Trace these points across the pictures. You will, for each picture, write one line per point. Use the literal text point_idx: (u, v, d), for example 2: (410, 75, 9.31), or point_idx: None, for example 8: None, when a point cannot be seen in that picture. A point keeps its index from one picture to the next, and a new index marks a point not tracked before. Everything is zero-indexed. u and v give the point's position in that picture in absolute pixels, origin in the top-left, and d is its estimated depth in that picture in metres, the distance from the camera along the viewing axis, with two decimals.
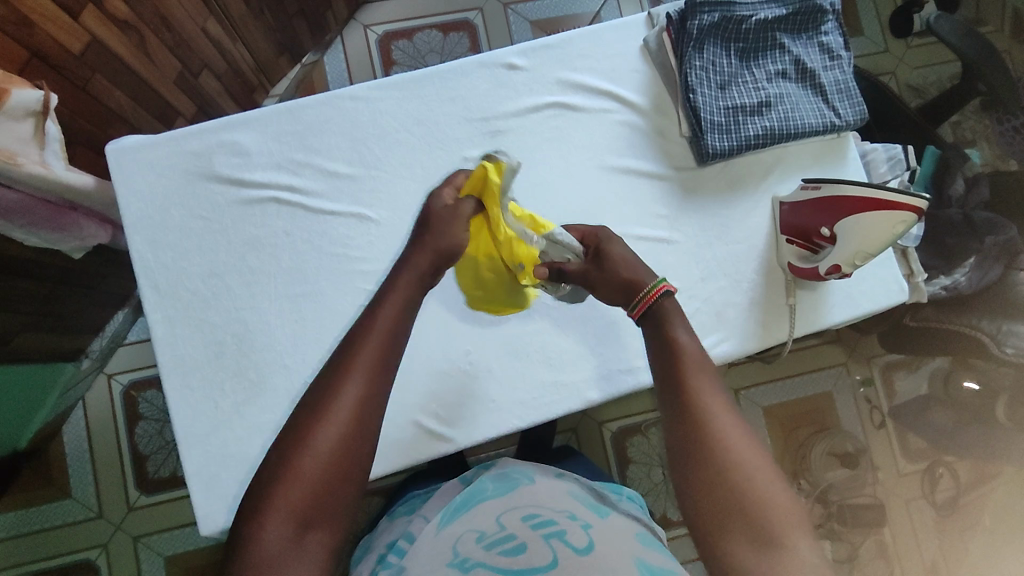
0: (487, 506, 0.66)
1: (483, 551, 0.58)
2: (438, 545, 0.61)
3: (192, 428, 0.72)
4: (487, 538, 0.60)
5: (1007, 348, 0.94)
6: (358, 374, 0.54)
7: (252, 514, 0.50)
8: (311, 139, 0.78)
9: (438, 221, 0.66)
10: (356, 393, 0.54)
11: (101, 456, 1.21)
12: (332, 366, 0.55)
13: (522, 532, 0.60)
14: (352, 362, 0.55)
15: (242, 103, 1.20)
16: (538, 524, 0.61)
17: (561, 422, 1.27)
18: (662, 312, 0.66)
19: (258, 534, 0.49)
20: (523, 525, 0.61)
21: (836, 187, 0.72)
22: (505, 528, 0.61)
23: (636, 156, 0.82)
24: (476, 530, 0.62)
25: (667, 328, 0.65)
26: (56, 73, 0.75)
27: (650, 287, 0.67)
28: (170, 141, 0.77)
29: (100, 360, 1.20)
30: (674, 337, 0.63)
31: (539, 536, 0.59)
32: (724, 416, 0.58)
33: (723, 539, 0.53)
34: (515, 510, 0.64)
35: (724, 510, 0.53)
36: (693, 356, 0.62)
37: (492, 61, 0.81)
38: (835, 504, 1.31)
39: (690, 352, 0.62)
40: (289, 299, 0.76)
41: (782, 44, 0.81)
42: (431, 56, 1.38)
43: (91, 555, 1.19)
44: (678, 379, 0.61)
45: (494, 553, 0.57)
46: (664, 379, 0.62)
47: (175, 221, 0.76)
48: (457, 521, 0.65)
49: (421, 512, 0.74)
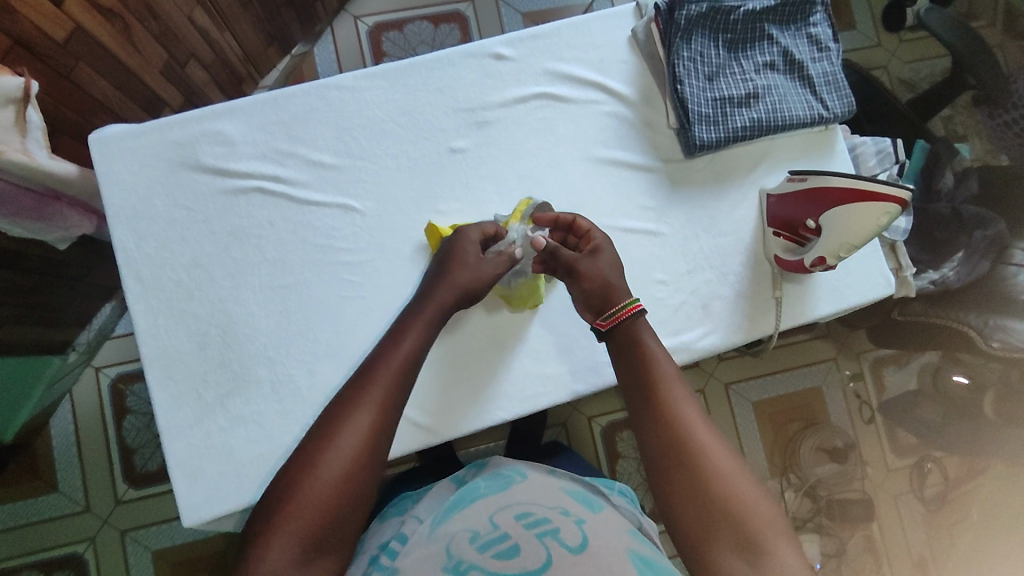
0: (480, 504, 0.65)
1: (476, 553, 0.58)
2: (432, 545, 0.61)
3: (176, 420, 0.72)
4: (480, 539, 0.59)
5: (993, 342, 0.93)
6: (364, 411, 0.61)
7: (262, 535, 0.55)
8: (296, 129, 0.78)
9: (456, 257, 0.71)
10: (363, 426, 0.60)
11: (89, 450, 1.20)
12: (343, 404, 0.61)
13: (515, 532, 0.60)
14: (360, 399, 0.61)
15: (230, 94, 1.19)
16: (531, 522, 0.60)
17: (551, 417, 1.27)
18: (633, 327, 0.68)
19: (264, 557, 0.53)
20: (517, 524, 0.60)
21: (823, 178, 0.72)
22: (498, 528, 0.60)
23: (623, 147, 0.82)
24: (470, 529, 0.61)
25: (638, 337, 0.67)
26: (40, 61, 0.74)
27: (623, 304, 0.69)
28: (156, 130, 0.76)
29: (88, 352, 1.19)
30: (642, 343, 0.67)
31: (531, 535, 0.59)
32: (699, 428, 0.61)
33: (710, 549, 0.55)
34: (508, 508, 0.63)
35: (708, 520, 0.56)
36: (666, 372, 0.65)
37: (478, 51, 0.80)
38: (823, 499, 1.31)
39: (661, 367, 0.65)
40: (273, 290, 0.75)
41: (770, 35, 0.81)
42: (422, 48, 1.37)
43: (78, 549, 1.18)
44: (651, 395, 0.63)
45: (489, 556, 0.57)
46: (633, 397, 0.65)
47: (158, 211, 0.76)
48: (451, 519, 0.64)
49: (413, 512, 0.71)
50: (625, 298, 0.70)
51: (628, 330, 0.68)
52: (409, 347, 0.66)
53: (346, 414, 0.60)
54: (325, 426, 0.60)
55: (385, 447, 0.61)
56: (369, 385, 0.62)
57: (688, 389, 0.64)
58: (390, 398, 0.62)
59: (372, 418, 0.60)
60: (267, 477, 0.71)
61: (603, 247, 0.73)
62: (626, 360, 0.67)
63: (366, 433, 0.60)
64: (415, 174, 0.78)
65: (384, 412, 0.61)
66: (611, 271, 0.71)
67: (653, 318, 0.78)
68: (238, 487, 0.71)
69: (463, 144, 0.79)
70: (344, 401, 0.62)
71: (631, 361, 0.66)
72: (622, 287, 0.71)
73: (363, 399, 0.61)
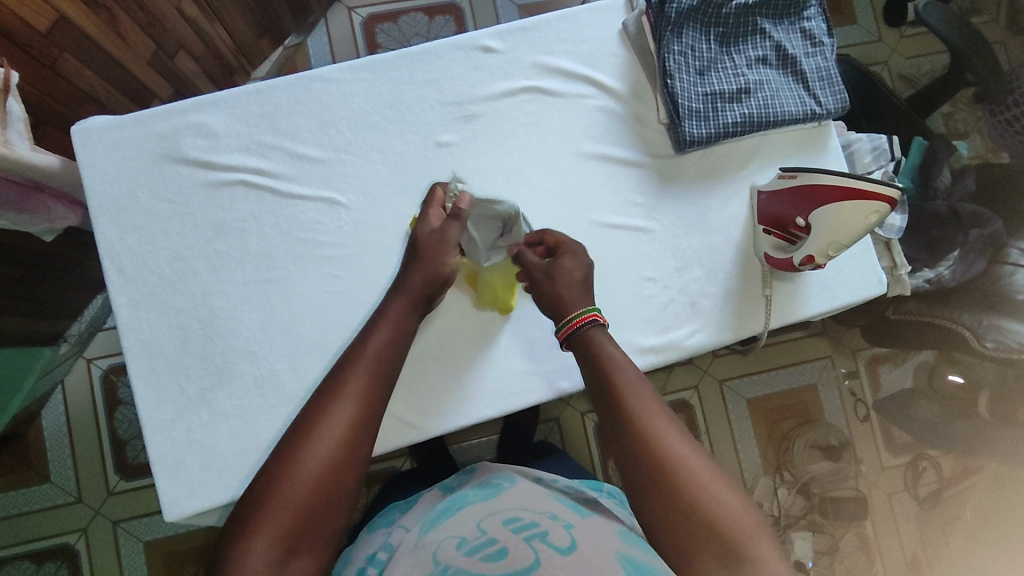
0: (466, 511, 0.63)
1: (463, 559, 0.54)
2: (419, 554, 0.58)
3: (157, 414, 0.72)
4: (468, 544, 0.56)
5: (987, 342, 0.92)
6: (343, 409, 0.60)
7: (240, 534, 0.54)
8: (281, 121, 0.77)
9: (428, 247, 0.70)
10: (343, 420, 0.59)
11: (81, 441, 1.20)
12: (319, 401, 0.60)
13: (503, 536, 0.56)
14: (334, 396, 0.61)
15: (222, 85, 1.18)
16: (520, 527, 0.58)
17: (543, 412, 1.26)
18: (590, 336, 0.67)
19: (244, 556, 0.52)
20: (504, 529, 0.58)
21: (813, 176, 0.71)
22: (486, 533, 0.58)
23: (612, 142, 0.81)
24: (457, 535, 0.58)
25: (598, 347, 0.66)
26: (23, 51, 0.74)
27: (577, 314, 0.68)
28: (137, 123, 0.76)
29: (79, 344, 1.19)
30: (604, 349, 0.65)
31: (520, 538, 0.56)
32: (670, 433, 0.59)
33: (692, 553, 0.54)
34: (498, 513, 0.61)
35: (687, 525, 0.55)
36: (633, 377, 0.63)
37: (466, 43, 0.79)
38: (817, 496, 1.30)
39: (626, 373, 0.63)
40: (256, 285, 0.74)
41: (763, 29, 0.80)
42: (417, 40, 1.36)
43: (70, 539, 1.18)
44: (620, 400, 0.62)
45: (476, 559, 0.53)
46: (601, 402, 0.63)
47: (140, 204, 0.75)
48: (437, 527, 0.62)
49: (400, 521, 0.70)
50: (582, 307, 0.69)
51: (589, 335, 0.67)
52: (381, 344, 0.65)
53: (323, 413, 0.59)
54: (303, 423, 0.59)
55: (367, 443, 0.60)
56: (346, 378, 0.62)
57: (656, 393, 0.62)
58: (369, 393, 0.62)
59: (350, 413, 0.60)
60: (250, 472, 0.71)
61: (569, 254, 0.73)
62: (591, 366, 0.65)
63: (345, 426, 0.59)
64: (401, 168, 0.78)
65: (363, 405, 0.61)
66: (568, 283, 0.70)
67: (640, 316, 0.77)
68: (220, 483, 0.71)
69: (450, 138, 0.78)
70: (321, 397, 0.61)
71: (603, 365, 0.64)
72: (584, 297, 0.70)
73: (341, 393, 0.61)
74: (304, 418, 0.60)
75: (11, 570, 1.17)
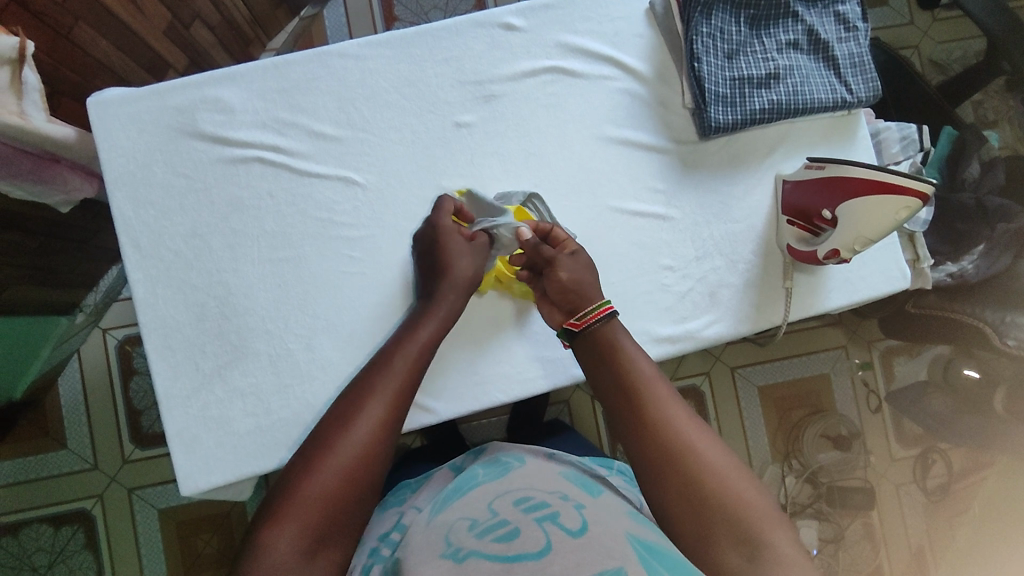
0: (479, 491, 0.63)
1: (474, 541, 0.54)
2: (430, 535, 0.57)
3: (172, 389, 0.72)
4: (479, 525, 0.56)
5: (1009, 340, 0.90)
6: (374, 408, 0.61)
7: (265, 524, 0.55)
8: (298, 98, 0.76)
9: (447, 237, 0.71)
10: (375, 417, 0.60)
11: (98, 409, 1.22)
12: (355, 396, 0.61)
13: (514, 517, 0.56)
14: (370, 392, 0.62)
15: (237, 56, 1.17)
16: (530, 508, 0.57)
17: (553, 395, 1.26)
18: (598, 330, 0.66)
19: (272, 542, 0.53)
20: (514, 510, 0.57)
21: (842, 168, 0.69)
22: (496, 515, 0.57)
23: (635, 127, 0.79)
24: (468, 518, 0.58)
25: (616, 339, 0.66)
26: (39, 20, 0.72)
27: (592, 307, 0.67)
28: (153, 97, 0.74)
29: (95, 315, 1.19)
30: (620, 343, 0.66)
31: (531, 519, 0.55)
32: (685, 425, 0.59)
33: (713, 546, 0.54)
34: (507, 494, 0.61)
35: (708, 520, 0.55)
36: (646, 372, 0.63)
37: (488, 20, 0.77)
38: (824, 485, 1.31)
39: (637, 368, 0.63)
40: (272, 263, 0.74)
41: (795, 12, 0.77)
42: (435, 13, 1.33)
43: (87, 504, 1.20)
44: (631, 396, 0.62)
45: (488, 540, 0.53)
46: (610, 399, 0.64)
47: (158, 177, 0.74)
48: (449, 509, 0.61)
49: (411, 502, 0.70)
50: (595, 301, 0.68)
51: (604, 331, 0.66)
52: (420, 345, 0.66)
53: (353, 411, 0.60)
54: (334, 418, 0.61)
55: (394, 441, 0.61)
56: (377, 378, 0.63)
57: (672, 386, 0.63)
58: (400, 394, 0.63)
59: (381, 411, 0.61)
60: (264, 449, 0.72)
61: (560, 258, 0.70)
62: (599, 363, 0.65)
63: (376, 424, 0.60)
64: (420, 149, 0.76)
65: (390, 408, 0.61)
66: (584, 273, 0.70)
67: (657, 305, 0.77)
68: (236, 458, 0.71)
69: (469, 119, 0.77)
70: (350, 399, 0.62)
71: (614, 364, 0.64)
72: (595, 289, 0.70)
73: (371, 394, 0.61)
74: (336, 414, 0.61)
75: (28, 533, 1.20)
